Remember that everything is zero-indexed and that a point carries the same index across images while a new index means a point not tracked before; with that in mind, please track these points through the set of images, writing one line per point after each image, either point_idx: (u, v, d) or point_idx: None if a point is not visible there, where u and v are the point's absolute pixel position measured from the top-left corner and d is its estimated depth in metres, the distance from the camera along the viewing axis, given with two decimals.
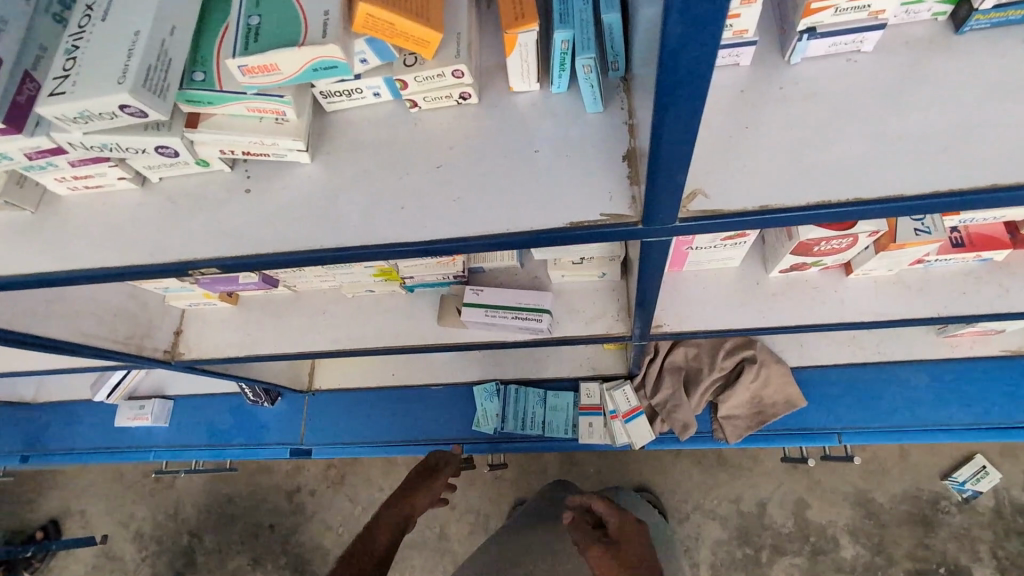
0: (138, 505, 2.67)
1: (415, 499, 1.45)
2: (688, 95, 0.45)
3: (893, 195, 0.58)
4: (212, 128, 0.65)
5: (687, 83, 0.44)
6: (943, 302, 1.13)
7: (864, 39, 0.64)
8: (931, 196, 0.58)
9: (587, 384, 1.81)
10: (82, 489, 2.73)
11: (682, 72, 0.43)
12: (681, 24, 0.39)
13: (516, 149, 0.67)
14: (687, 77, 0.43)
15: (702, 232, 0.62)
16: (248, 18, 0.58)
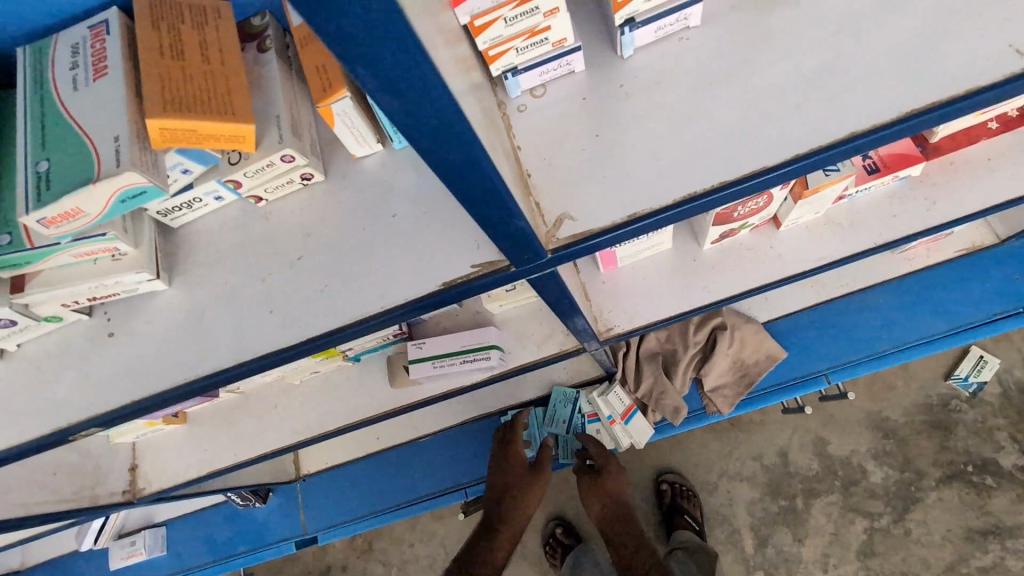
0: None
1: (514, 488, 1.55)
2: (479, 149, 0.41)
3: (830, 141, 0.53)
4: (43, 285, 0.60)
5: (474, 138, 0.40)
6: (876, 229, 1.10)
7: (686, 15, 0.58)
8: (871, 133, 0.52)
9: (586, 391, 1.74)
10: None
11: (468, 127, 0.38)
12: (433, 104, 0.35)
13: (373, 217, 0.62)
14: (473, 133, 0.39)
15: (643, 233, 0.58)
16: (37, 164, 0.53)
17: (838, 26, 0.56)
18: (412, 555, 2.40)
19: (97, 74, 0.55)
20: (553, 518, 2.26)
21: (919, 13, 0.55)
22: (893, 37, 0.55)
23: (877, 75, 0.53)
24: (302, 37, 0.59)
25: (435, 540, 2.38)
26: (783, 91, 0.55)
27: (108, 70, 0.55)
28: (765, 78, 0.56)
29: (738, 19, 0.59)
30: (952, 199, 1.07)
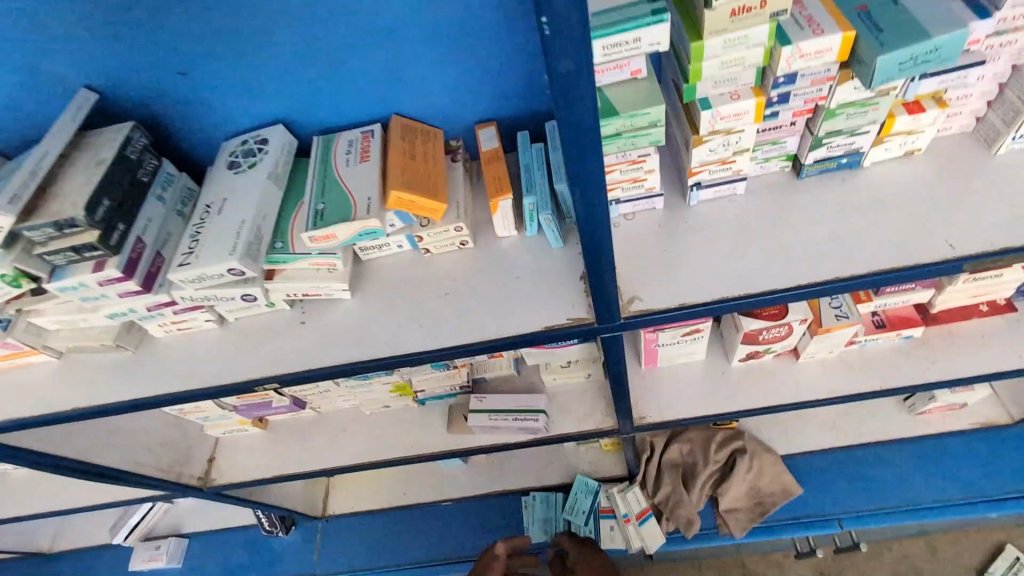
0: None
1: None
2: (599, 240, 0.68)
3: (825, 280, 0.78)
4: (284, 278, 0.88)
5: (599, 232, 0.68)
6: (882, 376, 1.30)
7: (734, 185, 0.87)
8: (854, 279, 0.78)
9: (606, 487, 1.87)
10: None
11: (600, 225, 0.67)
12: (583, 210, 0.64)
13: (504, 276, 0.91)
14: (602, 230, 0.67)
15: (690, 318, 0.83)
16: (316, 204, 0.86)
17: (836, 210, 0.84)
18: None
19: (363, 160, 0.90)
20: None
21: (893, 211, 0.82)
22: (875, 223, 0.81)
23: (859, 245, 0.80)
24: (486, 159, 0.93)
25: None
26: (795, 243, 0.83)
27: (370, 159, 0.90)
28: (783, 234, 0.84)
29: (771, 192, 0.89)
30: (948, 363, 1.28)
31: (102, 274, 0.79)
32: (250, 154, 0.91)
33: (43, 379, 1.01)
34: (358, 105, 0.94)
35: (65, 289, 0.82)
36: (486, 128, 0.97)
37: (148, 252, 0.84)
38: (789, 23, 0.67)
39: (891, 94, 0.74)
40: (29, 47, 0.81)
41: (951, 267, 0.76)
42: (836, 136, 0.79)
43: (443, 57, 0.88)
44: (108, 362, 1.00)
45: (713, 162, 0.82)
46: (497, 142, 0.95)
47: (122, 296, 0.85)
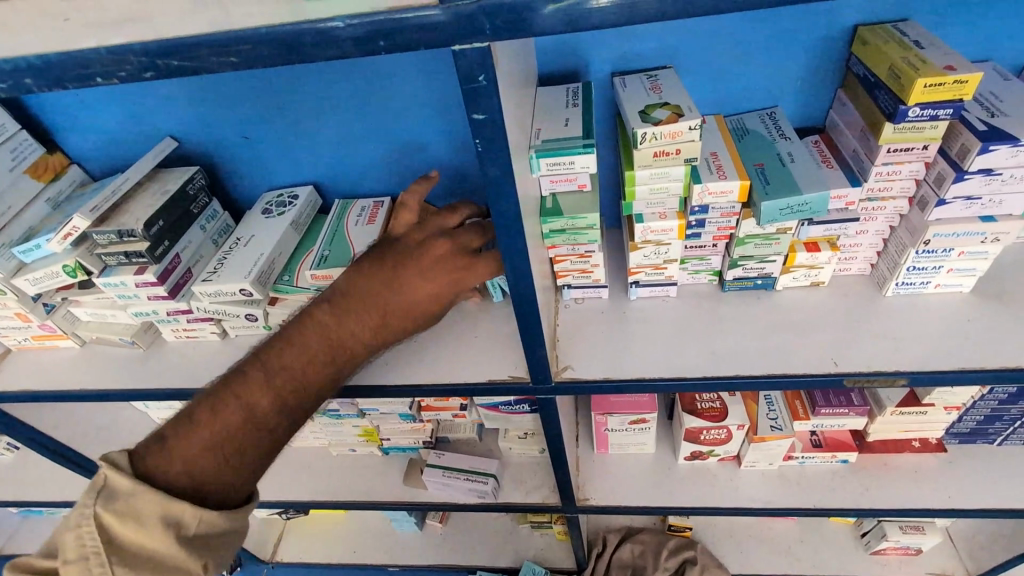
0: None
1: (217, 453, 0.76)
2: None
3: (727, 375, 0.92)
4: (284, 306, 1.04)
5: None
6: (816, 495, 1.36)
7: (667, 288, 1.04)
8: (751, 378, 0.91)
9: None
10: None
11: None
12: None
13: (465, 335, 1.05)
14: None
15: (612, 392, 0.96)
16: (323, 251, 1.05)
17: (748, 321, 1.00)
18: None
19: (369, 223, 1.10)
20: None
21: (795, 329, 0.97)
22: (778, 336, 0.96)
23: (760, 353, 0.94)
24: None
25: None
26: (708, 343, 0.97)
27: (375, 223, 1.10)
28: (700, 334, 0.99)
29: (700, 299, 1.05)
30: (880, 492, 1.34)
31: (140, 277, 0.98)
32: (282, 205, 1.13)
33: (63, 361, 1.16)
34: (377, 180, 1.17)
35: (108, 285, 1.00)
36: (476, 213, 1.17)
37: (181, 267, 1.03)
38: (703, 167, 0.88)
39: (789, 232, 0.92)
40: (141, 104, 1.07)
41: (833, 381, 0.89)
42: (748, 260, 0.97)
43: (450, 157, 1.12)
44: (121, 355, 1.16)
45: (648, 266, 0.99)
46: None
47: (150, 299, 1.03)
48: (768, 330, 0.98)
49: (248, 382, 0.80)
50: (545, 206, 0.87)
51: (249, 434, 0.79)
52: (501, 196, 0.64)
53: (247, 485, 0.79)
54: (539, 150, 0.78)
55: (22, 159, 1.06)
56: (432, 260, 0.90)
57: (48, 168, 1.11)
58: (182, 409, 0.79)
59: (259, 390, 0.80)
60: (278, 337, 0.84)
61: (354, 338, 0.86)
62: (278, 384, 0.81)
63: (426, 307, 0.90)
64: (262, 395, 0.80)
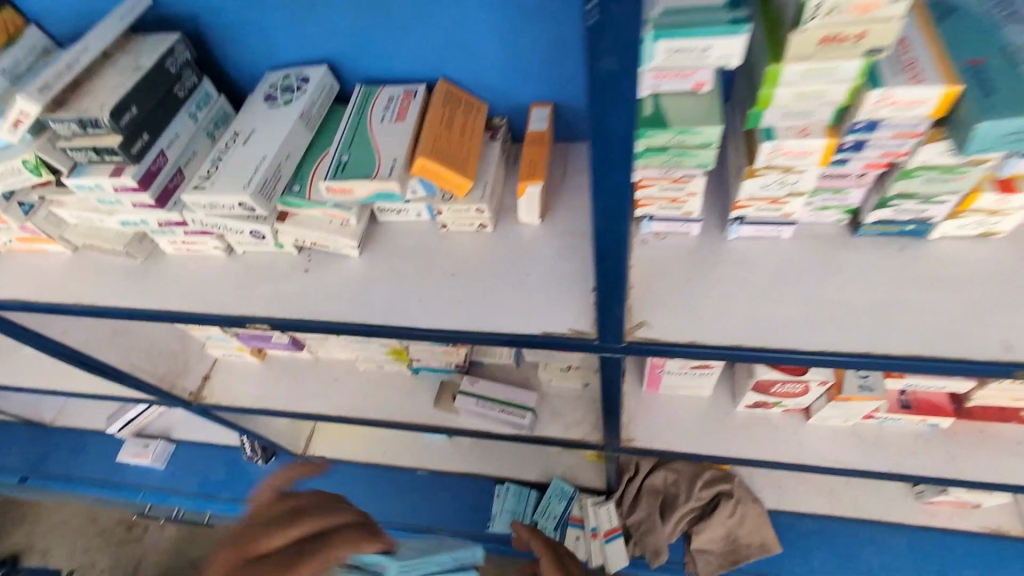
0: (104, 548, 2.50)
1: None
2: (609, 259, 0.63)
3: (851, 351, 0.71)
4: (295, 223, 0.86)
5: (611, 252, 0.62)
6: (894, 458, 1.22)
7: (782, 230, 0.79)
8: (884, 358, 0.70)
9: (581, 496, 1.84)
10: (54, 519, 2.60)
11: (612, 250, 0.62)
12: (602, 221, 0.59)
13: (514, 272, 0.85)
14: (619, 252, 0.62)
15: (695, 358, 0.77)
16: (341, 155, 0.83)
17: (884, 281, 0.76)
18: None
19: (398, 119, 0.86)
20: None
21: (947, 297, 0.73)
22: (922, 303, 0.73)
23: (899, 325, 0.72)
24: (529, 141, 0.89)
25: None
26: (829, 305, 0.75)
27: (406, 120, 0.86)
28: (818, 292, 0.77)
29: (820, 243, 0.81)
30: (972, 464, 1.18)
31: (118, 181, 0.78)
32: (288, 90, 0.88)
33: (53, 269, 1.02)
34: (409, 61, 0.90)
35: (81, 188, 0.81)
36: (540, 108, 0.92)
37: (168, 168, 0.83)
38: (886, 64, 0.60)
39: (984, 165, 0.65)
40: None
41: (998, 370, 0.68)
42: (906, 200, 0.71)
43: (505, 32, 0.84)
44: (116, 266, 1.00)
45: (763, 199, 0.75)
46: (546, 124, 0.91)
47: (136, 206, 0.84)
48: (912, 297, 0.74)
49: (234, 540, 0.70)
50: (643, 114, 0.64)
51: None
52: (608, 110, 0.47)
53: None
54: (655, 29, 0.54)
55: None
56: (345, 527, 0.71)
57: None
58: None
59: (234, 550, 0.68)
60: None
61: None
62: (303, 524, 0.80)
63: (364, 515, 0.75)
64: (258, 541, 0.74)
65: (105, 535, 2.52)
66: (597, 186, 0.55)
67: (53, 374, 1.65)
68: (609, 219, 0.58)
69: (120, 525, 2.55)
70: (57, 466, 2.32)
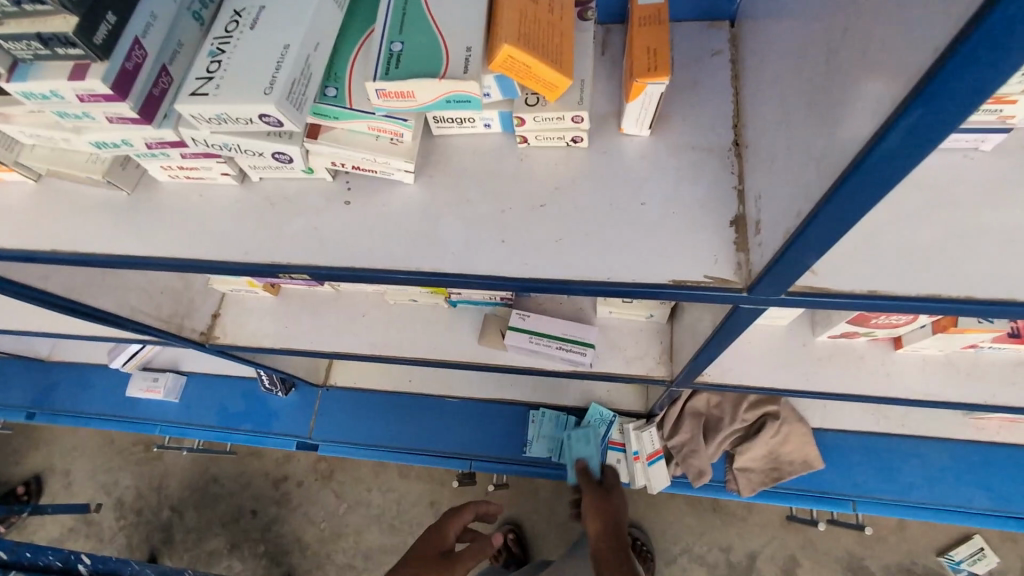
0: (123, 473, 2.47)
1: None
2: (846, 203, 0.42)
3: None
4: (331, 140, 0.65)
5: (859, 194, 0.41)
6: (991, 389, 1.12)
7: (986, 140, 0.61)
8: None
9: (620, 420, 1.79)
10: (68, 448, 2.55)
11: (863, 191, 0.40)
12: (890, 147, 0.36)
13: (621, 200, 0.66)
14: (871, 194, 0.40)
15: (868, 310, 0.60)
16: (392, 43, 0.61)
17: None
18: (364, 501, 2.29)
19: None
20: (511, 522, 2.14)
21: None
22: None
23: None
24: (640, 15, 0.66)
25: (394, 496, 2.29)
26: None
27: None
28: None
29: None
30: None
31: (82, 87, 0.56)
32: None
33: (15, 204, 0.80)
34: None
35: (31, 96, 0.59)
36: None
37: (150, 67, 0.60)
38: None
39: None
40: None
41: None
42: None
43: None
44: (96, 199, 0.79)
45: (985, 98, 0.57)
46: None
47: (113, 122, 0.63)
48: None
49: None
50: None
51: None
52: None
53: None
54: None
55: None
56: (474, 551, 1.20)
57: None
58: None
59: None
60: None
61: None
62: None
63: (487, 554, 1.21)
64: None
65: (123, 461, 2.49)
66: (941, 82, 0.31)
67: (41, 314, 1.48)
68: (907, 140, 0.35)
69: (137, 448, 2.51)
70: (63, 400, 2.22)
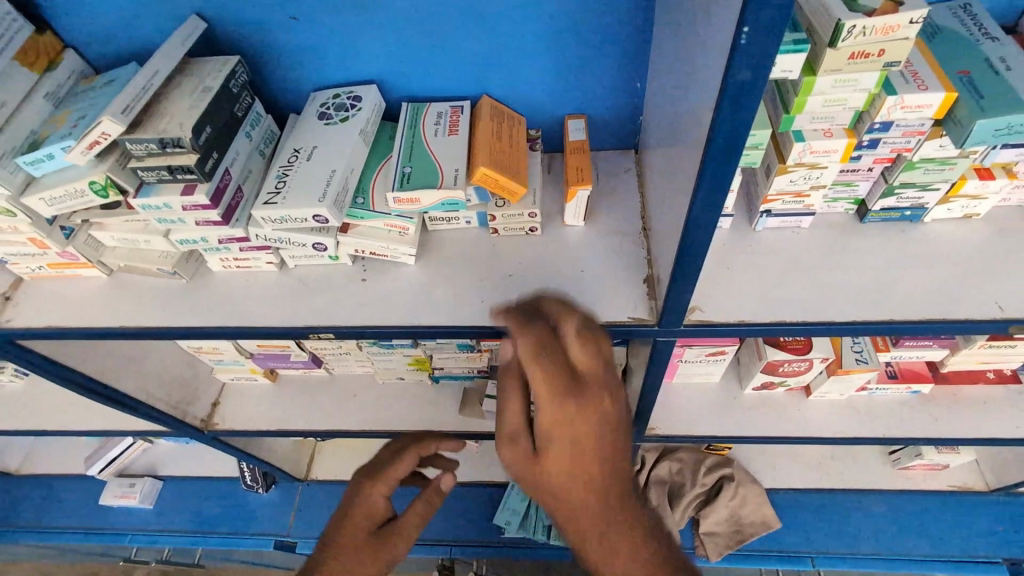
0: None
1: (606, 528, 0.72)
2: (690, 254, 0.69)
3: (876, 319, 0.83)
4: (357, 234, 0.91)
5: (695, 248, 0.68)
6: (887, 424, 1.36)
7: (802, 219, 0.91)
8: (903, 323, 0.82)
9: None
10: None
11: (697, 245, 0.67)
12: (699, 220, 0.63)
13: (567, 269, 0.93)
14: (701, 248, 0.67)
15: (742, 335, 0.86)
16: (403, 167, 0.90)
17: (888, 260, 0.89)
18: None
19: (451, 133, 0.94)
20: None
21: (942, 269, 0.87)
22: (922, 276, 0.86)
23: (910, 295, 0.84)
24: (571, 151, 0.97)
25: None
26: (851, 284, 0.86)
27: (458, 134, 0.94)
28: (839, 273, 0.88)
29: (833, 229, 0.93)
30: (950, 423, 1.33)
31: (189, 199, 0.80)
32: (342, 109, 0.94)
33: (88, 294, 1.00)
34: (452, 80, 0.97)
35: (147, 208, 0.82)
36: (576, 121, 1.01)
37: (232, 186, 0.85)
38: (896, 76, 0.72)
39: (971, 156, 0.80)
40: None
41: (995, 326, 0.81)
42: (908, 189, 0.84)
43: (560, 40, 0.91)
44: (158, 288, 1.00)
45: (789, 193, 0.86)
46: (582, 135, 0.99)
47: (199, 224, 0.86)
48: (915, 272, 0.87)
49: (547, 369, 0.68)
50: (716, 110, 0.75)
51: (629, 530, 0.73)
52: (736, 124, 0.50)
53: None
54: None
55: (9, 41, 0.81)
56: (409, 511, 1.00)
57: (40, 53, 0.86)
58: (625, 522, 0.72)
59: (578, 523, 0.73)
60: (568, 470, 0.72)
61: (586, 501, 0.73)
62: (538, 373, 0.68)
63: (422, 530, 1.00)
64: (606, 558, 0.73)
65: None
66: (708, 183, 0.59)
67: (43, 413, 1.56)
68: (705, 214, 0.62)
69: None
70: (25, 517, 2.15)
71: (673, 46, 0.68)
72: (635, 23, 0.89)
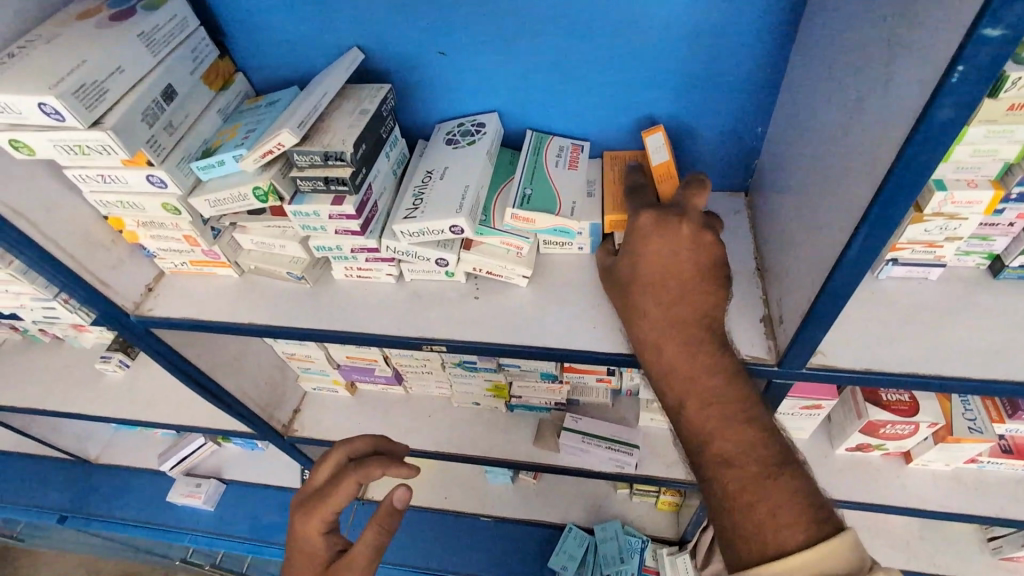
0: None
1: (710, 407, 0.73)
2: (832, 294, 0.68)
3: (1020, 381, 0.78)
4: (480, 252, 0.95)
5: (841, 286, 0.67)
6: (999, 504, 1.25)
7: (931, 270, 0.89)
8: None
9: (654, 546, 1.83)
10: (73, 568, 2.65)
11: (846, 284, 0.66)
12: (855, 257, 0.63)
13: None
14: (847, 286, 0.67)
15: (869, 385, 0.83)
16: (524, 188, 0.95)
17: None
18: None
19: (572, 167, 0.99)
20: None
21: None
22: None
23: None
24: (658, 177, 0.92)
25: None
26: (988, 341, 0.83)
27: (579, 168, 0.99)
28: (973, 329, 0.85)
29: (963, 284, 0.90)
30: None
31: (336, 208, 0.87)
32: (469, 135, 1.01)
33: (221, 291, 1.08)
34: (575, 117, 1.02)
35: (296, 214, 0.89)
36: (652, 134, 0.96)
37: (372, 199, 0.92)
38: None
39: None
40: (326, 11, 0.92)
41: None
42: None
43: (687, 84, 0.95)
44: (284, 291, 1.06)
45: (921, 242, 0.85)
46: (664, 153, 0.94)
47: (337, 233, 0.93)
48: None
49: (667, 220, 0.81)
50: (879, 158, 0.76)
51: (742, 414, 0.72)
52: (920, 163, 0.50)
53: (813, 490, 0.67)
54: None
55: (200, 62, 0.92)
56: (349, 563, 0.91)
57: (218, 75, 0.97)
58: (730, 406, 0.72)
59: (686, 411, 0.74)
60: (676, 350, 0.76)
61: (699, 386, 0.74)
62: (659, 243, 0.80)
63: (372, 562, 0.91)
64: (721, 442, 0.71)
65: None
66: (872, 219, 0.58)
67: (139, 406, 1.65)
68: (861, 253, 0.62)
69: None
70: (98, 506, 2.24)
71: (826, 89, 0.70)
72: (766, 72, 0.91)
